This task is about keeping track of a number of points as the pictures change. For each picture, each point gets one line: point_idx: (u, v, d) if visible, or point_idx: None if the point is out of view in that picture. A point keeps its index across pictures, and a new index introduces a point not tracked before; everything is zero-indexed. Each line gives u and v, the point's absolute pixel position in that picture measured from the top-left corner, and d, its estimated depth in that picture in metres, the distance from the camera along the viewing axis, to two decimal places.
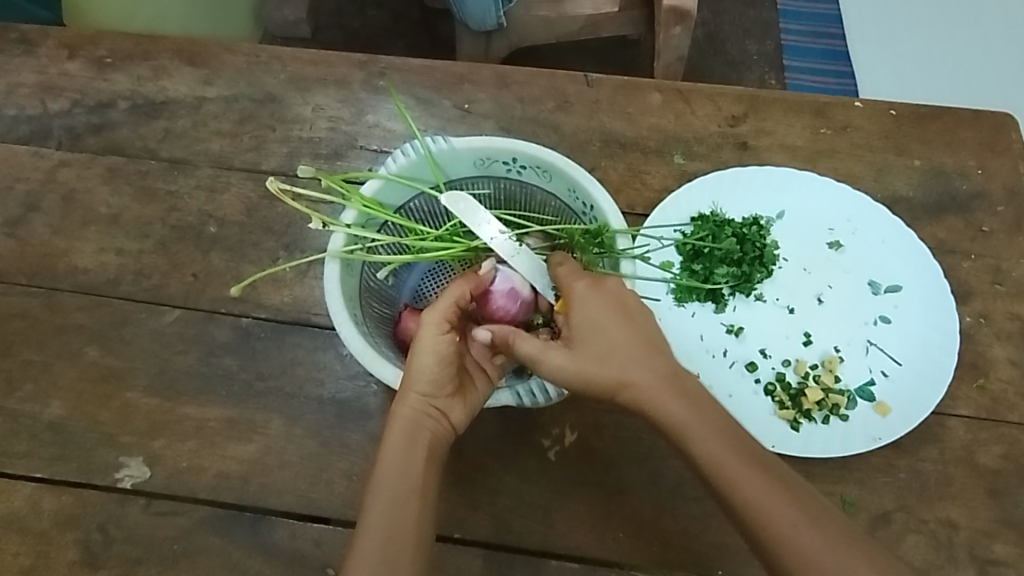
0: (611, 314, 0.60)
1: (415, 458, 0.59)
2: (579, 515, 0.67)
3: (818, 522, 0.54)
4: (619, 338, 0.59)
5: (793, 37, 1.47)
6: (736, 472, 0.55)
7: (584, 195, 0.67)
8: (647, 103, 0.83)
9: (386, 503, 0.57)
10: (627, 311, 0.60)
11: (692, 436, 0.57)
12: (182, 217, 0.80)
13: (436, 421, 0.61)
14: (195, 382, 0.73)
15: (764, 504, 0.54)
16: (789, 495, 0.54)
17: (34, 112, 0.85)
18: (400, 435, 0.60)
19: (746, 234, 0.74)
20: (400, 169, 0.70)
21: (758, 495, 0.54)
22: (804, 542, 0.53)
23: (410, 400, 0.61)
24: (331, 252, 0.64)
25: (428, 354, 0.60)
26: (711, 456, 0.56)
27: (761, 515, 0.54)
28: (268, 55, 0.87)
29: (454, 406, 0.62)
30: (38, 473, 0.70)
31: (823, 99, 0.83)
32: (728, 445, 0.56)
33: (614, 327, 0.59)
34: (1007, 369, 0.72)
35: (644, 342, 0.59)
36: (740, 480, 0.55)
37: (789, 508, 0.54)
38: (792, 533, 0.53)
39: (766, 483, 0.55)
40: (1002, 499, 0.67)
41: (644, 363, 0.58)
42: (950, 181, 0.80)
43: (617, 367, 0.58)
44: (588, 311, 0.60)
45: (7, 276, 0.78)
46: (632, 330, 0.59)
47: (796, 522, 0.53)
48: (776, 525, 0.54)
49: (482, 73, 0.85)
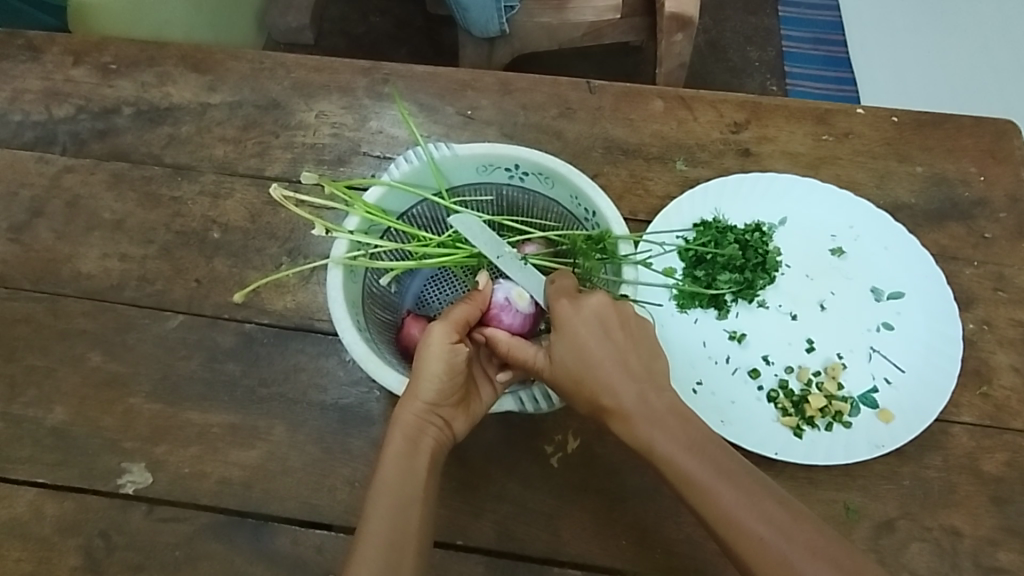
0: (591, 334, 0.59)
1: (417, 465, 0.59)
2: (582, 521, 0.67)
3: (790, 534, 0.53)
4: (597, 358, 0.58)
5: (794, 44, 1.49)
6: (708, 487, 0.55)
7: (586, 202, 0.68)
8: (649, 110, 0.83)
9: (389, 508, 0.57)
10: (608, 329, 0.59)
11: (666, 453, 0.56)
12: (186, 222, 0.80)
13: (439, 430, 0.61)
14: (198, 388, 0.73)
15: (736, 519, 0.54)
16: (762, 509, 0.54)
17: (40, 118, 0.86)
18: (401, 442, 0.60)
19: (748, 241, 0.74)
20: (404, 176, 0.70)
21: (730, 510, 0.54)
22: (773, 556, 0.52)
23: (415, 408, 0.60)
24: (335, 259, 0.64)
25: (439, 363, 0.59)
26: (685, 472, 0.56)
27: (733, 530, 0.54)
28: (272, 62, 0.87)
29: (458, 416, 0.62)
30: (41, 479, 0.70)
31: (824, 106, 0.83)
32: (701, 460, 0.56)
33: (591, 347, 0.59)
34: (1010, 375, 0.72)
35: (623, 361, 0.59)
36: (713, 494, 0.54)
37: (761, 522, 0.53)
38: (763, 549, 0.53)
39: (738, 497, 0.54)
40: (1006, 506, 0.67)
41: (621, 382, 0.58)
42: (952, 188, 0.80)
43: (594, 387, 0.58)
44: (571, 330, 0.59)
45: (12, 281, 0.78)
46: (611, 344, 0.59)
47: (767, 537, 0.53)
48: (747, 540, 0.53)
49: (485, 80, 0.85)
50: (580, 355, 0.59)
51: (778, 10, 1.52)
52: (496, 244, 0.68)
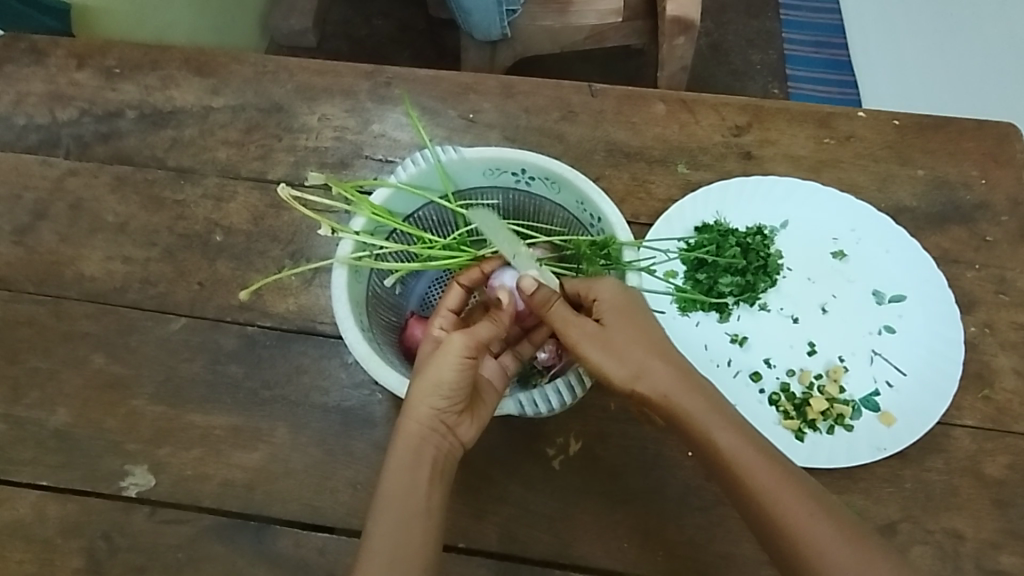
0: (638, 320, 0.62)
1: (419, 475, 0.59)
2: (585, 524, 0.67)
3: (832, 516, 0.56)
4: (642, 340, 0.61)
5: (796, 47, 1.50)
6: (750, 463, 0.58)
7: (591, 207, 0.68)
8: (651, 113, 0.83)
9: (393, 525, 0.57)
10: (641, 314, 0.62)
11: (710, 429, 0.59)
12: (189, 225, 0.80)
13: (444, 438, 0.60)
14: (200, 390, 0.73)
15: (780, 496, 0.56)
16: (802, 490, 0.57)
17: (44, 121, 0.86)
18: (406, 451, 0.59)
19: (750, 244, 0.74)
20: (411, 177, 0.70)
21: (774, 488, 0.57)
22: (817, 532, 0.55)
23: (422, 416, 0.59)
24: (339, 259, 0.64)
25: (451, 370, 0.59)
26: (729, 449, 0.58)
27: (777, 505, 0.56)
28: (275, 65, 0.87)
29: (462, 423, 0.61)
30: (43, 481, 0.70)
31: (826, 109, 0.83)
32: (743, 440, 0.58)
33: (637, 329, 0.61)
34: (1012, 379, 0.72)
35: (662, 347, 0.62)
36: (755, 471, 0.57)
37: (803, 502, 0.56)
38: (808, 525, 0.56)
39: (780, 477, 0.57)
40: (1008, 509, 0.67)
41: (664, 361, 0.61)
42: (954, 191, 0.80)
43: (640, 362, 0.60)
44: (621, 317, 0.62)
45: (15, 284, 0.78)
46: (651, 334, 0.62)
47: (811, 514, 0.56)
48: (791, 515, 0.56)
49: (487, 83, 0.86)
50: (630, 334, 0.61)
51: (780, 13, 1.53)
52: (513, 244, 0.67)
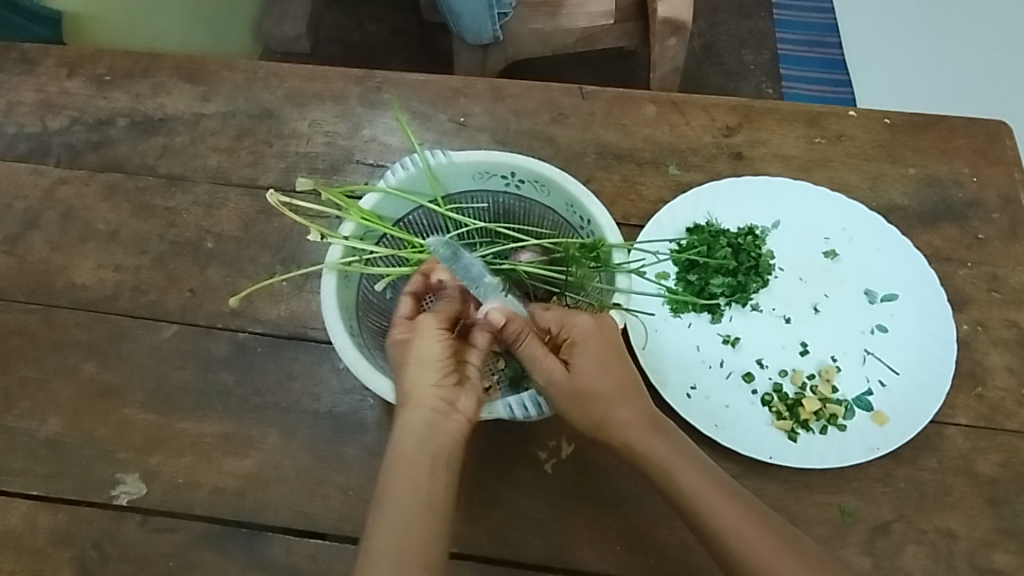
0: (606, 357, 0.61)
1: (424, 464, 0.59)
2: (576, 528, 0.67)
3: (797, 550, 0.58)
4: (614, 377, 0.61)
5: (790, 46, 1.49)
6: (711, 503, 0.59)
7: (581, 210, 0.68)
8: (641, 115, 0.83)
9: (398, 529, 0.56)
10: (615, 351, 0.62)
11: (672, 472, 0.60)
12: (180, 232, 0.80)
13: (446, 417, 0.60)
14: (192, 398, 0.73)
15: (745, 532, 0.58)
16: (768, 528, 0.58)
17: (34, 130, 0.86)
18: (410, 441, 0.59)
19: (741, 244, 0.74)
20: (400, 181, 0.70)
21: (741, 528, 0.58)
22: (783, 566, 0.57)
23: (421, 399, 0.60)
24: (328, 264, 0.64)
25: (434, 344, 0.61)
26: (693, 489, 0.59)
27: (742, 541, 0.58)
28: (265, 72, 0.87)
29: (463, 396, 0.61)
30: (34, 490, 0.70)
31: (816, 109, 0.83)
32: (708, 479, 0.60)
33: (604, 370, 0.61)
34: (1005, 376, 0.72)
35: (632, 384, 0.62)
36: (718, 511, 0.58)
37: (765, 539, 0.58)
38: (773, 560, 0.57)
39: (744, 514, 0.58)
40: (1001, 508, 0.67)
41: (633, 404, 0.61)
42: (945, 189, 0.80)
43: (608, 406, 0.61)
44: (585, 350, 0.61)
45: (6, 293, 0.78)
46: (620, 370, 0.62)
47: (775, 547, 0.57)
48: (755, 551, 0.57)
49: (478, 87, 0.86)
50: (598, 374, 0.61)
51: (773, 13, 1.52)
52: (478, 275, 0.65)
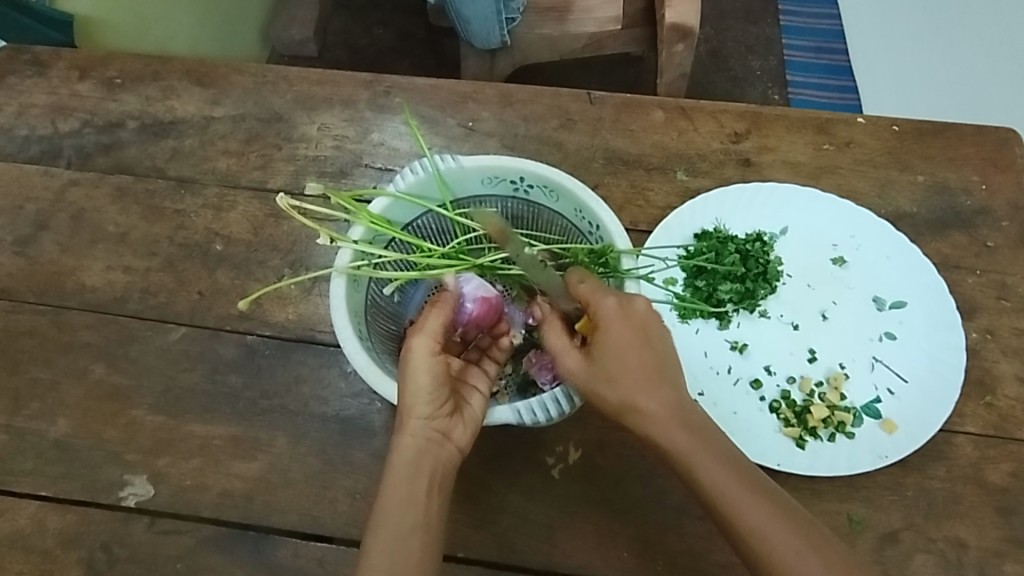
0: (633, 342, 0.59)
1: (418, 488, 0.59)
2: (584, 533, 0.67)
3: (822, 552, 0.55)
4: (642, 361, 0.59)
5: (795, 53, 1.48)
6: (739, 504, 0.56)
7: (590, 215, 0.67)
8: (650, 121, 0.83)
9: (388, 543, 0.57)
10: (651, 339, 0.60)
11: (697, 466, 0.57)
12: (189, 235, 0.81)
13: (438, 447, 0.60)
14: (200, 400, 0.73)
15: (769, 532, 0.55)
16: (790, 525, 0.56)
17: (45, 132, 0.87)
18: (403, 466, 0.59)
19: (749, 251, 0.75)
20: (409, 187, 0.69)
21: (761, 528, 0.55)
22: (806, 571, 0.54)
23: (411, 427, 0.60)
24: (337, 269, 0.64)
25: (423, 375, 0.59)
26: (716, 487, 0.57)
27: (764, 546, 0.55)
28: (275, 75, 0.88)
29: (455, 427, 0.61)
30: (43, 491, 0.70)
31: (824, 116, 0.83)
32: (734, 477, 0.57)
33: (630, 355, 0.59)
34: (1014, 385, 0.71)
35: (660, 369, 0.59)
36: (744, 511, 0.56)
37: (791, 536, 0.55)
38: (793, 563, 0.55)
39: (769, 515, 0.56)
40: (1011, 517, 0.67)
41: (658, 392, 0.59)
42: (954, 197, 0.79)
43: (630, 395, 0.58)
44: (614, 333, 0.59)
45: (17, 294, 0.79)
46: (650, 354, 0.59)
47: (798, 552, 0.55)
48: (778, 552, 0.55)
49: (486, 92, 0.86)
50: (621, 359, 0.59)
51: (779, 19, 1.52)
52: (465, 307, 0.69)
